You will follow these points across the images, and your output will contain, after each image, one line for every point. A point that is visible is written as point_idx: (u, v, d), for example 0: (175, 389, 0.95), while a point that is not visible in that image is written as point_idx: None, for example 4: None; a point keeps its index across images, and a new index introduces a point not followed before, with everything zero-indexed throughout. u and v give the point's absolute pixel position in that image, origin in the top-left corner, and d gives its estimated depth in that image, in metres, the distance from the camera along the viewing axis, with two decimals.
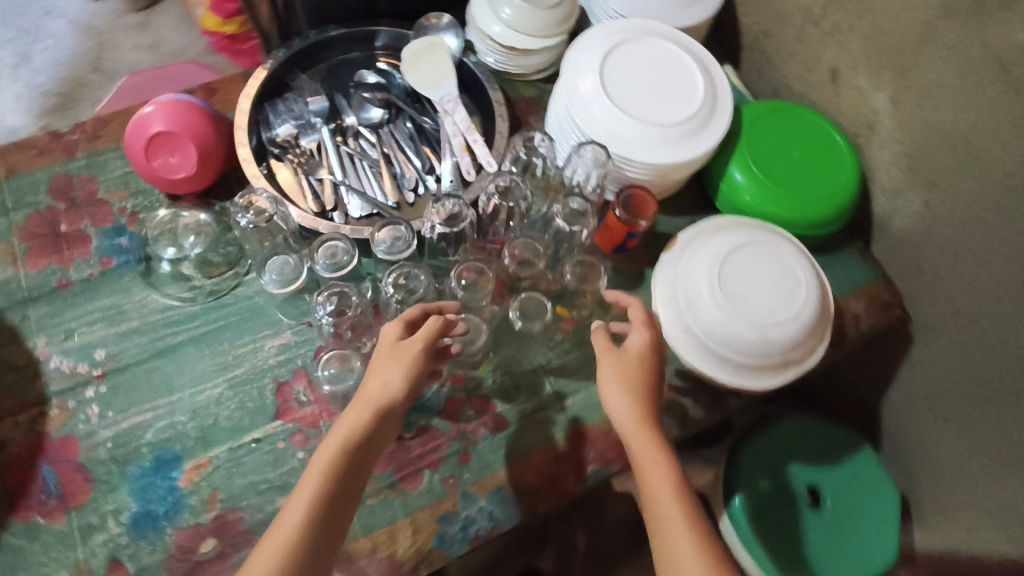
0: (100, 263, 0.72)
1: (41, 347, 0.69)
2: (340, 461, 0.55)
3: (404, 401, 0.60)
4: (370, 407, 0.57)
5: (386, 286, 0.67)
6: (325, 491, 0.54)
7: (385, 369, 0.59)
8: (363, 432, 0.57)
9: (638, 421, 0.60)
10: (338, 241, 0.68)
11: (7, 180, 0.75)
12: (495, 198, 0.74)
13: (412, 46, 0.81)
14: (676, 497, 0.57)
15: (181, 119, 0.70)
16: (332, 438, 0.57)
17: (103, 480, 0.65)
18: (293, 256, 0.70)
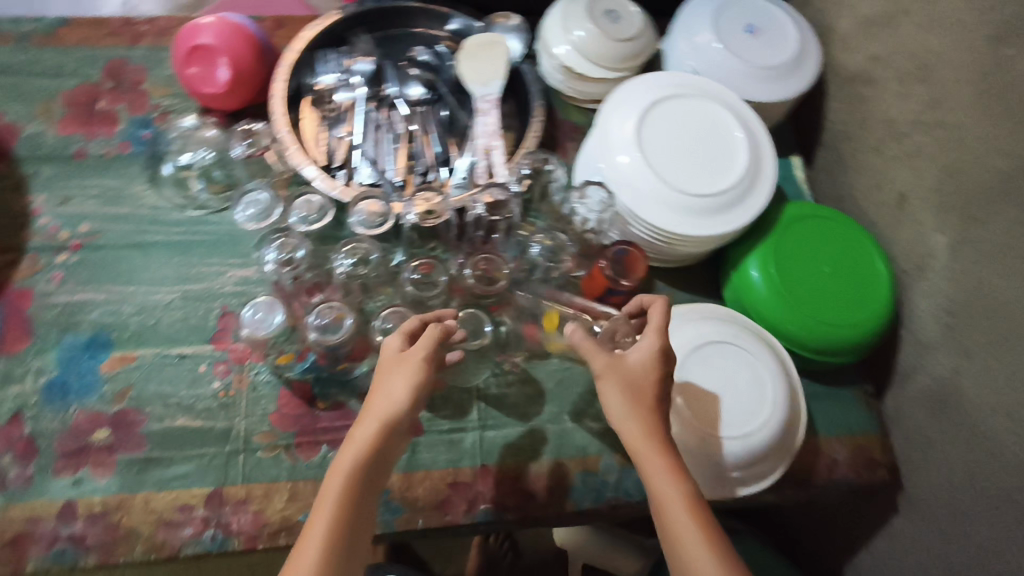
0: (118, 146, 0.79)
1: (38, 203, 0.75)
2: (354, 485, 0.48)
3: (414, 412, 0.53)
4: (378, 418, 0.50)
5: (338, 256, 0.69)
6: (340, 518, 0.47)
7: (394, 374, 0.52)
8: (373, 447, 0.50)
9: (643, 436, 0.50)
10: (313, 196, 0.70)
11: (74, 49, 0.83)
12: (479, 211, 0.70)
13: (473, 40, 0.79)
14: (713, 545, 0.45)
15: (225, 37, 0.74)
16: (339, 464, 0.49)
17: (39, 339, 0.69)
18: (268, 194, 0.72)
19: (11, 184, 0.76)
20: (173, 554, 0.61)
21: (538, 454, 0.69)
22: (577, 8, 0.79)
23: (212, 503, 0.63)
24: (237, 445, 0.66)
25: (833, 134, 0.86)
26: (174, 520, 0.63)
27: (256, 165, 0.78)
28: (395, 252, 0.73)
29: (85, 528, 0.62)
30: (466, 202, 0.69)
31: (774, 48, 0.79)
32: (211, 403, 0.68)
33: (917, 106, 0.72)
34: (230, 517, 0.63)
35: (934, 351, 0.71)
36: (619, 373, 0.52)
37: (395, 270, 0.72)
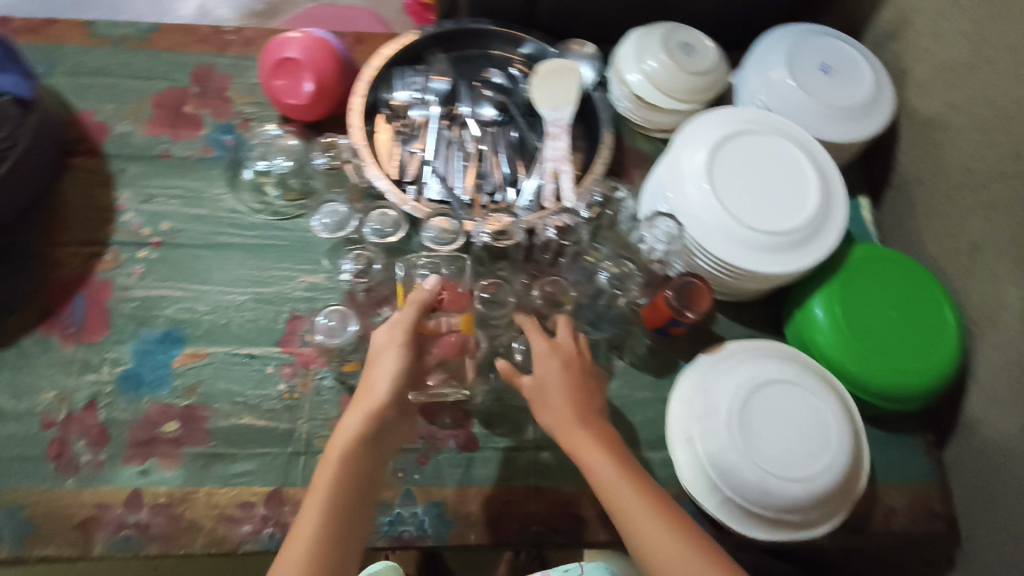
0: (201, 149, 0.82)
1: (123, 200, 0.78)
2: (346, 463, 0.53)
3: (399, 402, 0.58)
4: (362, 411, 0.55)
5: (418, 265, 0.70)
6: (332, 504, 0.51)
7: (379, 366, 0.58)
8: (359, 434, 0.54)
9: (573, 421, 0.57)
10: (390, 211, 0.74)
11: (165, 54, 0.87)
12: (551, 233, 0.73)
13: (546, 64, 0.81)
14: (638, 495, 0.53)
15: (312, 52, 0.77)
16: (332, 449, 0.54)
17: (117, 330, 0.72)
18: (345, 206, 0.75)
19: (100, 180, 0.79)
20: (232, 549, 0.63)
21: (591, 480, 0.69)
22: (651, 39, 0.80)
23: (272, 501, 0.65)
24: (298, 448, 0.68)
25: (904, 177, 0.85)
26: (235, 517, 0.64)
27: (335, 176, 0.80)
28: None
29: (150, 517, 0.64)
30: (537, 224, 0.71)
31: (848, 89, 0.79)
32: (276, 404, 0.70)
33: (997, 156, 0.71)
34: (288, 516, 0.65)
35: (1003, 406, 0.69)
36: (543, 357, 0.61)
37: None
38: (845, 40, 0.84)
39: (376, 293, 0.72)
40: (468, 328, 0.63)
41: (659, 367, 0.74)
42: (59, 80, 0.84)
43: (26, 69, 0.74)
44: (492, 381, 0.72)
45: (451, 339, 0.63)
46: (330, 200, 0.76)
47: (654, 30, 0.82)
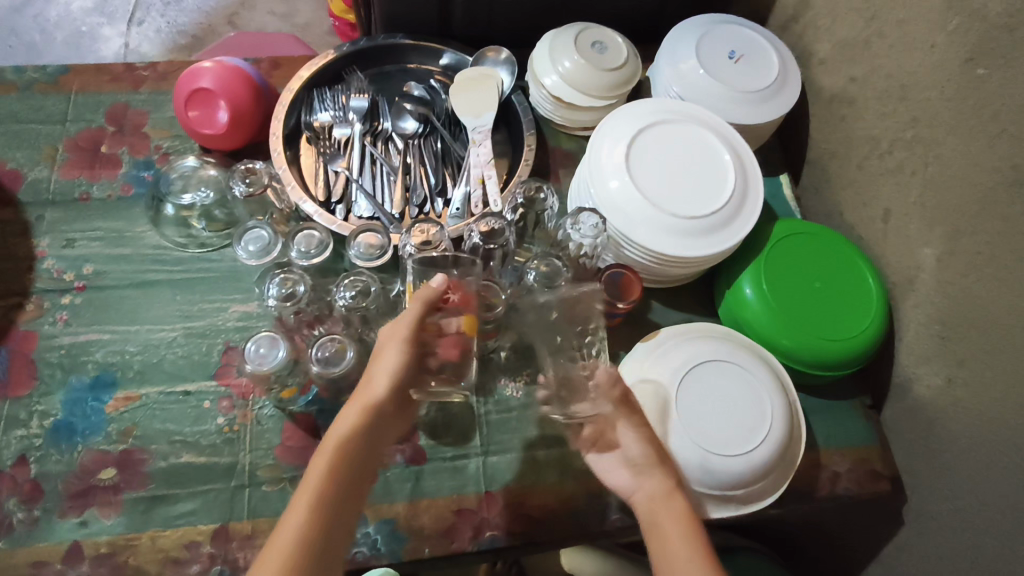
0: (120, 188, 0.80)
1: (42, 247, 0.76)
2: (341, 456, 0.51)
3: (396, 399, 0.57)
4: (361, 403, 0.55)
5: (339, 292, 0.69)
6: (327, 491, 0.49)
7: (381, 359, 0.58)
8: (357, 426, 0.54)
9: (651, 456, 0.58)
10: (314, 231, 0.72)
11: (76, 95, 0.85)
12: (472, 237, 0.74)
13: (466, 73, 0.82)
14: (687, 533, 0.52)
15: (225, 80, 0.77)
16: (327, 441, 0.53)
17: (44, 381, 0.70)
18: (268, 230, 0.73)
19: (16, 229, 0.77)
20: None
21: (542, 479, 0.69)
22: (563, 39, 0.82)
23: (219, 538, 0.64)
24: (242, 480, 0.66)
25: (818, 152, 0.88)
26: (181, 559, 0.63)
27: (256, 203, 0.78)
28: (394, 282, 0.76)
29: (92, 569, 0.62)
30: (463, 231, 0.74)
31: (756, 74, 0.82)
32: (215, 439, 0.68)
33: (898, 124, 0.74)
34: (237, 552, 0.63)
35: (929, 362, 0.72)
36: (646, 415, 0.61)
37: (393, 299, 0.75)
38: (749, 24, 0.87)
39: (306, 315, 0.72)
40: (472, 330, 0.65)
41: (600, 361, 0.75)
42: None
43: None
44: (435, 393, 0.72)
45: (454, 338, 0.63)
46: (253, 225, 0.74)
47: (568, 30, 0.83)
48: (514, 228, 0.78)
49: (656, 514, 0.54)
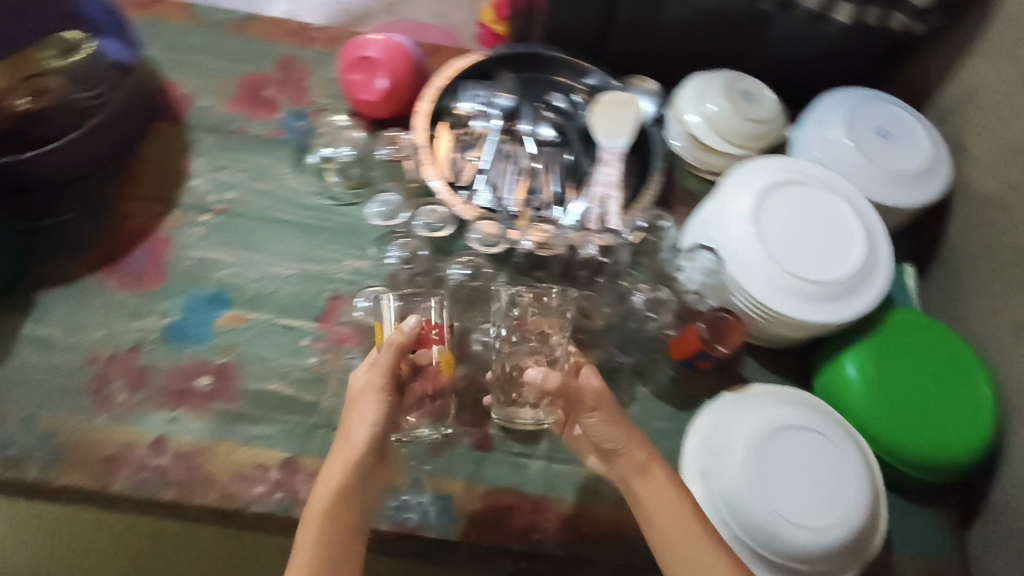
0: (273, 131, 0.85)
1: (197, 166, 0.82)
2: (328, 518, 0.51)
3: (377, 452, 0.56)
4: (343, 460, 0.55)
5: (454, 268, 0.76)
6: (317, 560, 0.49)
7: (359, 411, 0.57)
8: (341, 484, 0.53)
9: (626, 434, 0.56)
10: (438, 206, 0.77)
11: (256, 41, 0.92)
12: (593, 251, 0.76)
13: (609, 94, 0.84)
14: (677, 504, 0.53)
15: (391, 53, 0.82)
16: (313, 507, 0.53)
17: (172, 285, 0.75)
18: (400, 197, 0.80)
19: (177, 146, 0.83)
20: (241, 507, 0.65)
21: (598, 498, 0.69)
22: (713, 84, 0.83)
23: (288, 466, 0.67)
24: (320, 420, 0.70)
25: (953, 251, 0.84)
26: (250, 476, 0.66)
27: (390, 171, 0.84)
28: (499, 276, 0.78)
29: (171, 463, 0.66)
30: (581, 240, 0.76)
31: (904, 156, 0.80)
32: (305, 375, 0.72)
33: None
34: (300, 484, 0.66)
35: None
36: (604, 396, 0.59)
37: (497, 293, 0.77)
38: (903, 105, 0.85)
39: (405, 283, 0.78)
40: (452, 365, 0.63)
41: (682, 401, 0.75)
42: (155, 51, 0.89)
43: (128, 40, 0.76)
44: None
45: (429, 374, 0.63)
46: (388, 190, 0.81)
47: (721, 74, 0.84)
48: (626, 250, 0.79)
49: (637, 496, 0.55)
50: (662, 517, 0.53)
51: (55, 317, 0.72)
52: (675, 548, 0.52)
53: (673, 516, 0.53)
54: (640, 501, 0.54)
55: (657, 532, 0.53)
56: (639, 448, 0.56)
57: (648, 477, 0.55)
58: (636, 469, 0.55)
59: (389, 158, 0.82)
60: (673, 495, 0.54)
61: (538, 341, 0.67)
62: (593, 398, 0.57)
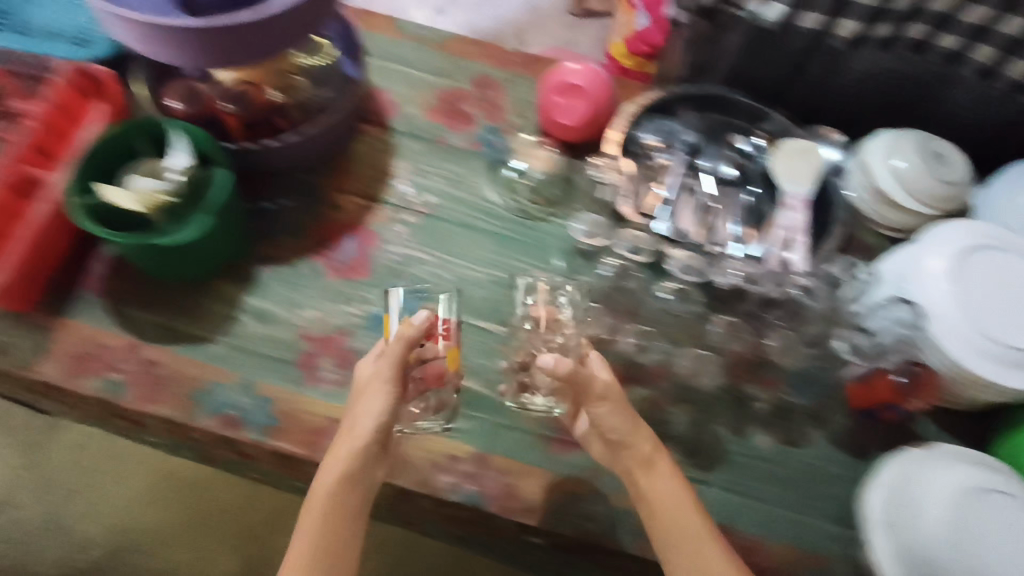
0: (470, 143, 0.90)
1: (401, 169, 0.88)
2: (332, 498, 0.60)
3: (380, 440, 0.64)
4: (348, 446, 0.62)
5: (661, 290, 0.79)
6: (320, 537, 0.59)
7: (367, 400, 0.64)
8: (345, 469, 0.61)
9: (630, 422, 0.64)
10: (642, 232, 0.80)
11: (456, 59, 0.97)
12: (794, 291, 0.77)
13: (792, 142, 0.87)
14: (678, 492, 0.61)
15: (593, 82, 0.87)
16: (321, 484, 0.61)
17: (378, 276, 0.80)
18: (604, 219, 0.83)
19: (385, 147, 0.89)
20: (437, 493, 0.70)
21: (767, 533, 0.71)
22: (904, 141, 0.85)
23: (481, 460, 0.72)
24: (509, 422, 0.74)
25: None
26: (445, 466, 0.71)
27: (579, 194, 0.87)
28: (688, 307, 0.79)
29: None
30: (784, 281, 0.77)
31: None
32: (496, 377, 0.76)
33: None
34: (491, 478, 0.71)
35: None
36: (611, 397, 0.64)
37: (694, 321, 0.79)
38: None
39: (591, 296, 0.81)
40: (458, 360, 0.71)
41: (856, 447, 0.75)
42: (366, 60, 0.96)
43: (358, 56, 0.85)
44: (688, 409, 0.76)
45: (433, 365, 0.69)
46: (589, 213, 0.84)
47: (909, 134, 0.86)
48: (824, 294, 0.78)
49: (634, 481, 0.63)
50: (671, 501, 0.61)
51: (271, 293, 0.77)
52: (673, 534, 0.59)
53: (675, 507, 0.60)
54: (636, 482, 0.63)
55: (657, 510, 0.61)
56: (636, 430, 0.63)
57: (654, 474, 0.62)
58: (641, 462, 0.63)
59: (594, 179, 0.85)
60: (674, 482, 0.62)
61: (543, 338, 0.74)
62: (602, 387, 0.64)
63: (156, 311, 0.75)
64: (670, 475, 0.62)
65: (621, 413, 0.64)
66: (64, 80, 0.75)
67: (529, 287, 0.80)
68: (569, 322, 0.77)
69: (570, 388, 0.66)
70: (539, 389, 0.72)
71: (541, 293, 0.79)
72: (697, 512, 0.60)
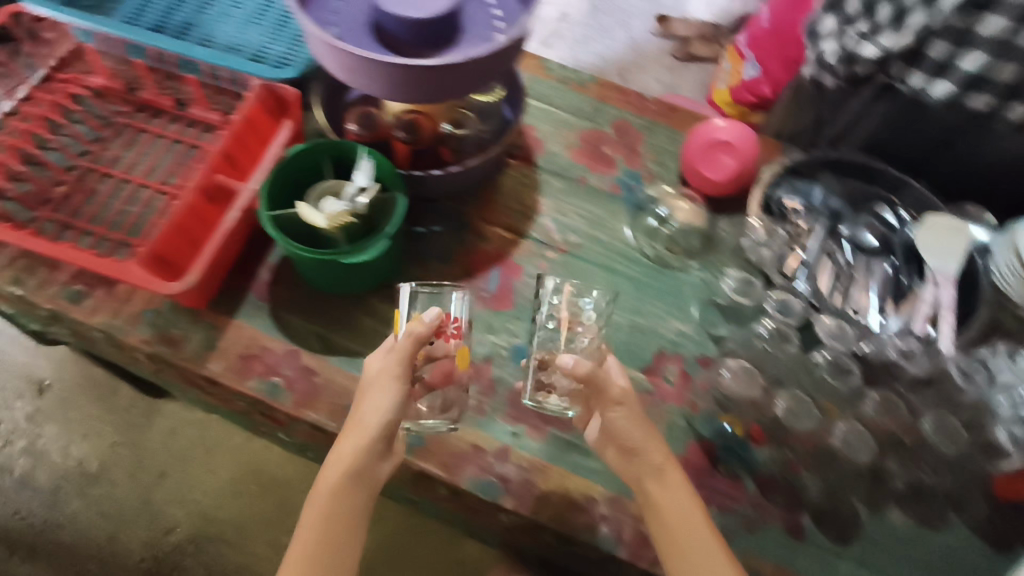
0: (611, 186, 0.92)
1: (544, 205, 0.90)
2: (338, 488, 0.63)
3: (387, 435, 0.65)
4: (356, 440, 0.64)
5: (819, 356, 0.78)
6: (323, 522, 0.63)
7: (375, 396, 0.65)
8: (352, 463, 0.64)
9: (648, 435, 0.64)
10: (795, 299, 0.81)
11: (599, 102, 0.99)
12: (953, 372, 0.77)
13: (938, 217, 0.84)
14: (692, 498, 0.63)
15: (742, 139, 0.88)
16: (329, 472, 0.64)
17: (519, 311, 0.82)
18: (757, 283, 0.84)
19: (529, 182, 0.91)
20: (570, 533, 0.71)
21: None
22: None
23: (615, 504, 0.72)
24: None
25: None
26: (580, 506, 0.72)
27: (717, 249, 0.89)
28: (837, 377, 0.77)
29: (512, 474, 0.73)
30: (946, 363, 0.77)
31: None
32: None
33: None
34: (625, 523, 0.72)
35: None
36: (631, 406, 0.64)
37: (845, 392, 0.77)
38: None
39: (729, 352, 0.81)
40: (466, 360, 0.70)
41: (995, 538, 0.74)
42: None
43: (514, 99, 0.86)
44: (826, 477, 0.75)
45: (444, 363, 0.70)
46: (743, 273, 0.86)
47: None
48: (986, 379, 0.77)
49: (642, 483, 0.63)
50: (685, 511, 0.62)
51: None
52: (681, 546, 0.61)
53: (685, 518, 0.61)
54: (643, 487, 0.63)
55: (667, 515, 0.62)
56: (650, 432, 0.64)
57: (664, 483, 0.62)
58: (652, 471, 0.63)
59: (750, 240, 0.87)
60: (689, 492, 0.63)
61: (566, 339, 0.72)
62: (619, 393, 0.64)
63: (313, 320, 0.79)
64: (682, 485, 0.63)
65: (638, 421, 0.64)
66: (256, 96, 0.79)
67: (667, 341, 0.82)
68: (592, 324, 0.74)
69: (586, 390, 0.67)
70: (555, 389, 0.71)
71: (566, 294, 0.75)
72: (706, 525, 0.62)
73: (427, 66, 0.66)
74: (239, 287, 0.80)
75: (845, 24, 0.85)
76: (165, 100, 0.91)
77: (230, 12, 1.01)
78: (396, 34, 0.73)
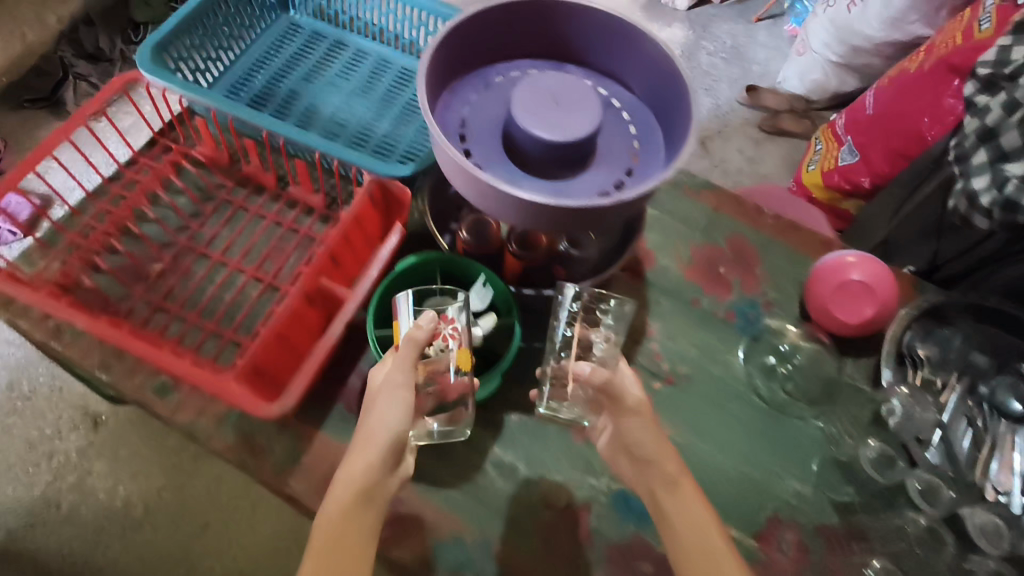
0: (725, 312, 0.85)
1: (653, 328, 0.83)
2: (348, 504, 0.55)
3: (397, 447, 0.59)
4: (363, 448, 0.57)
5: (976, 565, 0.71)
6: (330, 542, 0.53)
7: (381, 403, 0.59)
8: (361, 470, 0.56)
9: (663, 444, 0.62)
10: (943, 490, 0.74)
11: (713, 212, 0.93)
12: None
13: None
14: (703, 502, 0.59)
15: (878, 280, 0.80)
16: (337, 487, 0.56)
17: None
18: (901, 462, 0.76)
19: (639, 300, 0.85)
20: None
21: None
22: None
23: None
24: None
25: None
26: None
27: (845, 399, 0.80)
28: None
29: None
30: None
31: None
32: None
33: None
34: None
35: None
36: (644, 414, 0.64)
37: None
38: None
39: (856, 526, 0.73)
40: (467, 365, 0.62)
41: None
42: None
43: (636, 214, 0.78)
44: None
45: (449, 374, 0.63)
46: (880, 446, 0.77)
47: None
48: None
49: (658, 498, 0.60)
50: (699, 519, 0.57)
51: (517, 444, 0.74)
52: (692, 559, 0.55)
53: (698, 530, 0.56)
54: (660, 500, 0.59)
55: (675, 521, 0.58)
56: (660, 439, 0.62)
57: (678, 493, 0.59)
58: (664, 483, 0.60)
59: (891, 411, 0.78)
60: (702, 501, 0.59)
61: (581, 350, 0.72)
62: (635, 402, 0.65)
63: None
64: (696, 498, 0.59)
65: (652, 429, 0.63)
66: (366, 194, 0.76)
67: (784, 503, 0.74)
68: (610, 335, 0.73)
69: (602, 399, 0.69)
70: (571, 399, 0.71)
71: (584, 299, 0.74)
72: (720, 533, 0.56)
73: (550, 204, 0.60)
74: (330, 395, 0.75)
75: (999, 161, 0.80)
76: (268, 176, 0.87)
77: (338, 83, 0.99)
78: (524, 146, 0.68)
